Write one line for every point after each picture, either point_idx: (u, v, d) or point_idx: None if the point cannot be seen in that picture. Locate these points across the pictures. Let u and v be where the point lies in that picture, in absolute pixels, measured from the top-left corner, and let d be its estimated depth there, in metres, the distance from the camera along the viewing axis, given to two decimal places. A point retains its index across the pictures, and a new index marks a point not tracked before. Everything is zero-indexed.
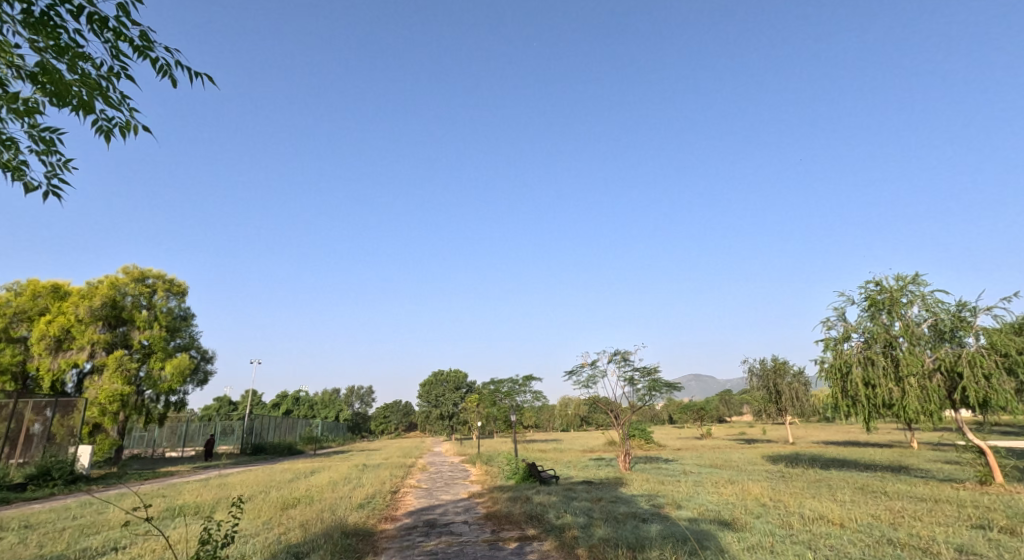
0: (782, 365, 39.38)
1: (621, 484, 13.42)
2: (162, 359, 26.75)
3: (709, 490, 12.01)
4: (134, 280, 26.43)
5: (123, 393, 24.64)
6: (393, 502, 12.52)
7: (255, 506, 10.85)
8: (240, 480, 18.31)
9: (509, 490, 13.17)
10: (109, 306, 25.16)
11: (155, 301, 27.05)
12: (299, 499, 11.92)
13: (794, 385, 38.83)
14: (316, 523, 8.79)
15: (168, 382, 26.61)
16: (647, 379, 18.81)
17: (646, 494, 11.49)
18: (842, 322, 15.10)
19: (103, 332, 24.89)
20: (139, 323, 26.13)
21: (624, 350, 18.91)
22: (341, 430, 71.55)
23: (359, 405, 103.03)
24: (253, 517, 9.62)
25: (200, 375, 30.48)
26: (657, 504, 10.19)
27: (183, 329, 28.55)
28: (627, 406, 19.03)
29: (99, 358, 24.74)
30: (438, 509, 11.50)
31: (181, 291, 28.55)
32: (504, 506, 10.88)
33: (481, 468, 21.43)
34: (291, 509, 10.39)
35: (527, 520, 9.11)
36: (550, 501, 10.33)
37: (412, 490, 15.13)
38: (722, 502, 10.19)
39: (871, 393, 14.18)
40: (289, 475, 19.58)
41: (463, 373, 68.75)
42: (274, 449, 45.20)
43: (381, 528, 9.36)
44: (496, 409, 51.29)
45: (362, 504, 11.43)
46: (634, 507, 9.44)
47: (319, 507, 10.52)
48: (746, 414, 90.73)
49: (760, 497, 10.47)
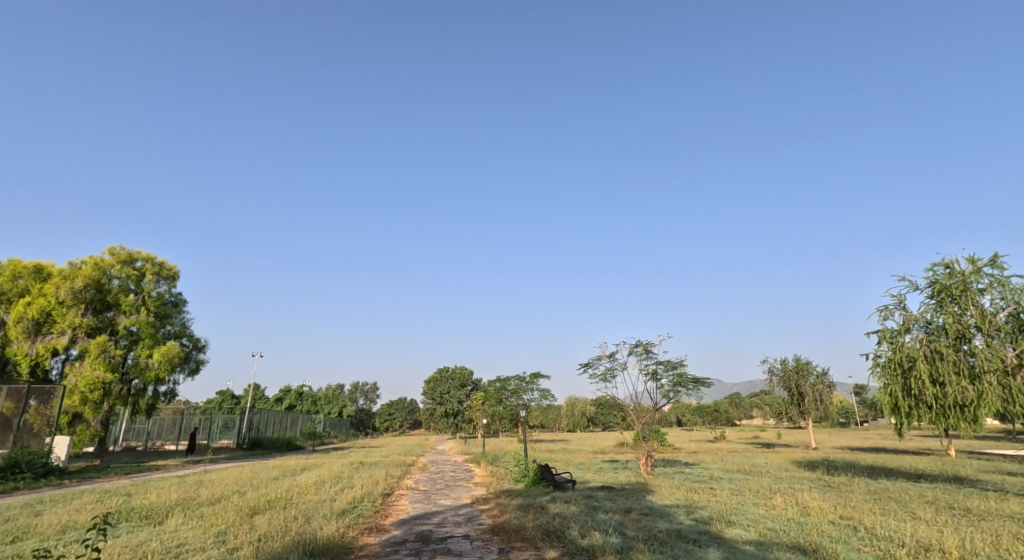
0: (805, 366, 37.21)
1: (649, 492, 11.61)
2: (150, 346, 25.24)
3: (756, 502, 10.14)
4: (121, 262, 24.95)
5: (105, 380, 23.09)
6: (383, 508, 10.72)
7: (217, 513, 9.07)
8: (222, 477, 16.59)
9: (520, 496, 11.40)
10: (93, 288, 23.69)
11: (145, 285, 25.58)
12: (273, 503, 10.12)
13: (818, 388, 36.70)
14: (278, 539, 7.00)
15: (155, 371, 25.08)
16: (673, 374, 16.94)
17: (683, 505, 9.66)
18: (902, 311, 13.16)
19: (86, 316, 23.40)
20: (126, 308, 24.61)
21: (647, 341, 17.07)
22: (343, 426, 70.10)
23: (363, 401, 101.87)
24: (207, 526, 7.83)
25: (193, 365, 28.92)
26: (701, 518, 8.39)
27: (174, 316, 27.04)
28: (650, 405, 17.19)
29: (80, 344, 23.21)
30: (435, 518, 9.67)
31: (173, 275, 27.06)
32: (513, 516, 9.09)
33: (487, 468, 19.69)
34: (256, 517, 8.57)
35: (543, 536, 7.31)
36: (569, 512, 8.56)
37: (408, 493, 13.35)
38: (780, 518, 8.37)
39: (940, 392, 12.25)
40: (277, 472, 17.95)
41: (468, 370, 67.11)
42: (273, 445, 43.58)
43: (361, 542, 7.56)
44: (501, 408, 49.67)
45: (344, 510, 9.68)
46: (676, 524, 7.61)
47: (290, 514, 8.76)
48: (756, 418, 88.30)
49: (827, 513, 8.61)
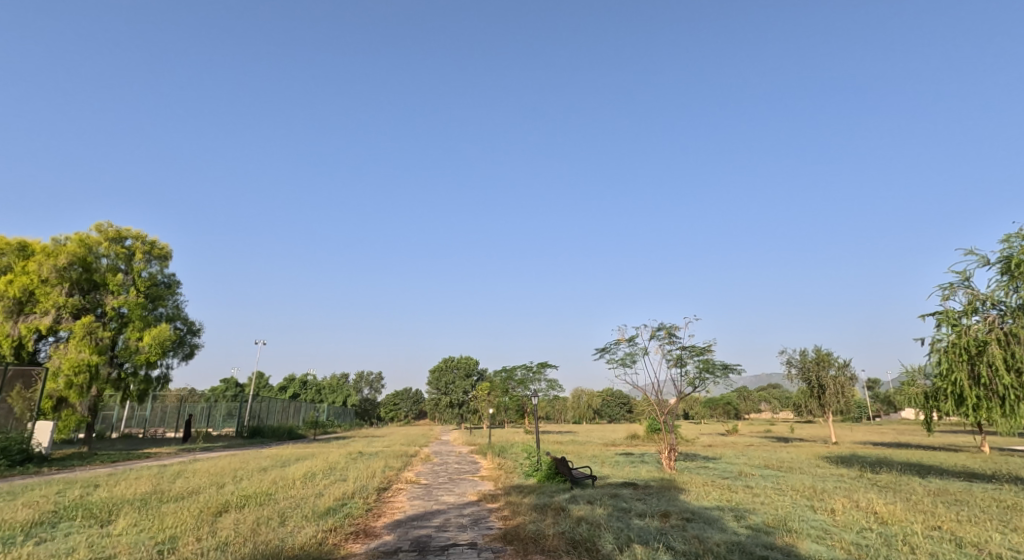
0: (826, 357, 35.53)
1: (682, 491, 10.16)
2: (140, 329, 24.07)
3: (812, 506, 8.62)
4: (109, 240, 23.67)
5: (91, 362, 21.87)
6: (377, 506, 9.32)
7: (179, 511, 7.67)
8: (209, 467, 15.30)
9: (533, 495, 9.94)
10: (79, 267, 22.42)
11: (135, 265, 24.35)
12: (250, 500, 8.73)
13: (839, 380, 34.99)
14: (237, 549, 5.52)
15: (146, 354, 23.93)
16: (699, 360, 15.44)
17: (727, 508, 8.18)
18: (968, 290, 11.58)
19: (71, 296, 22.17)
20: (114, 288, 23.37)
21: (670, 324, 15.60)
22: (347, 416, 69.30)
23: (369, 391, 101.10)
24: (156, 530, 6.37)
25: (187, 349, 27.75)
26: (758, 526, 6.91)
27: (166, 298, 25.84)
28: (674, 393, 15.82)
29: (65, 325, 21.99)
30: (435, 521, 8.20)
31: (165, 254, 25.80)
32: (527, 519, 7.61)
33: (493, 461, 18.32)
34: (222, 517, 7.16)
35: (568, 549, 5.84)
36: (597, 517, 7.06)
37: (407, 488, 11.97)
38: (855, 528, 6.86)
39: (1017, 381, 10.67)
40: (268, 462, 16.66)
41: (473, 359, 65.53)
42: (272, 434, 42.38)
43: (343, 551, 6.09)
44: (507, 399, 48.05)
45: (330, 509, 8.29)
46: (733, 535, 6.12)
47: (263, 514, 7.38)
48: (766, 411, 86.47)
49: (909, 522, 7.10)
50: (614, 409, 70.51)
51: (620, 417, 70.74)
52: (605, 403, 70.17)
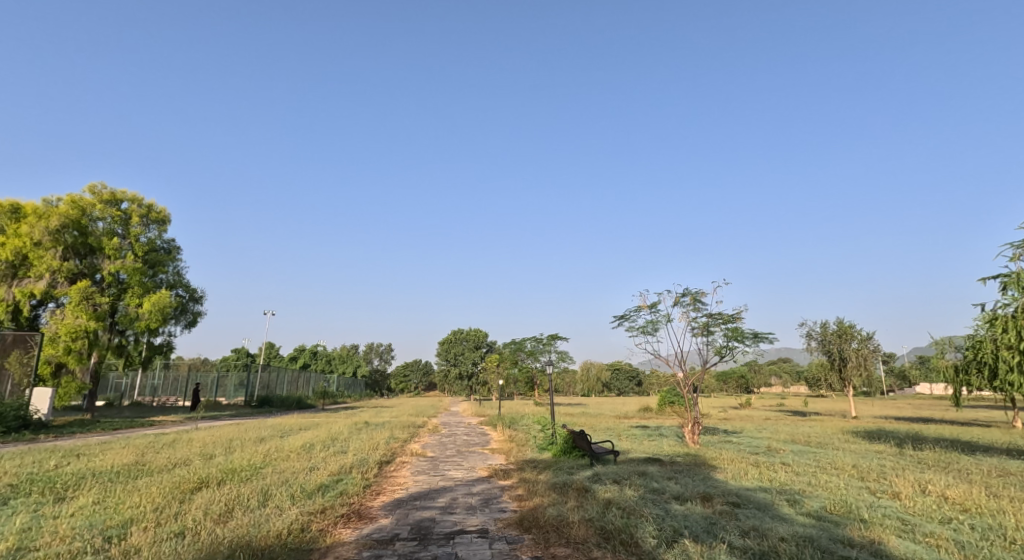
0: (849, 329, 34.05)
1: (715, 469, 9.12)
2: (140, 295, 23.34)
3: (869, 488, 7.53)
4: (104, 202, 22.74)
5: (88, 328, 21.13)
6: (377, 483, 8.36)
7: (149, 485, 6.73)
8: (206, 437, 14.53)
9: (550, 472, 8.94)
10: (74, 230, 21.55)
11: (132, 229, 23.47)
12: (236, 474, 7.81)
13: (862, 353, 33.46)
14: (199, 539, 4.53)
15: (146, 321, 23.20)
16: (727, 329, 14.27)
17: (776, 490, 7.11)
18: None
19: (67, 260, 21.37)
20: (110, 253, 22.51)
21: (695, 290, 14.39)
22: (357, 386, 69.37)
23: (379, 362, 101.53)
24: (112, 512, 5.40)
25: (190, 317, 27.06)
26: (820, 514, 5.83)
27: (166, 264, 25.03)
28: (699, 363, 14.79)
29: (61, 289, 21.23)
30: (441, 501, 7.22)
31: (163, 219, 24.89)
32: (546, 501, 6.60)
33: (504, 433, 17.48)
34: (196, 495, 6.20)
35: (600, 542, 4.81)
36: (629, 502, 6.03)
37: (412, 462, 11.06)
38: (938, 517, 5.74)
39: None
40: (270, 432, 15.92)
41: (482, 332, 64.95)
42: (280, 403, 42.13)
43: (329, 540, 5.09)
44: (516, 371, 47.92)
45: (322, 485, 7.35)
46: (798, 526, 5.04)
47: (243, 492, 6.41)
48: (777, 384, 85.38)
49: (1002, 511, 5.96)
50: (623, 381, 70.31)
51: (628, 389, 70.62)
52: (614, 376, 69.60)
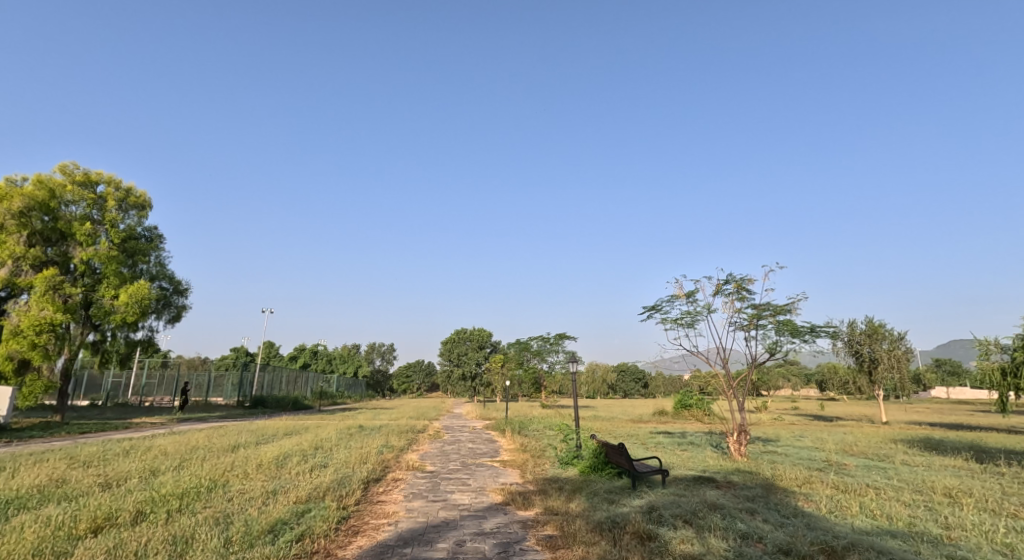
0: (880, 329, 31.78)
1: (797, 496, 7.02)
2: (117, 286, 21.41)
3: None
4: (75, 184, 20.85)
5: (55, 321, 19.08)
6: (357, 515, 6.28)
7: (20, 527, 4.66)
8: (168, 443, 12.41)
9: (583, 499, 6.88)
10: (41, 214, 19.66)
11: (108, 214, 21.59)
12: (165, 502, 5.78)
13: (893, 354, 31.21)
14: None
15: (121, 314, 21.22)
16: (779, 323, 12.16)
17: (916, 541, 5.03)
18: None
19: (33, 247, 19.47)
20: (82, 239, 20.62)
21: (740, 276, 12.32)
22: (358, 387, 67.47)
23: (381, 362, 99.55)
24: None
25: (173, 311, 25.20)
26: None
27: (147, 253, 23.19)
28: (746, 361, 12.84)
29: (26, 279, 19.28)
30: (441, 547, 5.16)
31: (143, 204, 23.06)
32: (595, 554, 4.52)
33: (514, 440, 15.44)
34: (71, 551, 4.13)
35: None
36: None
37: (407, 479, 8.99)
38: None
39: None
40: (247, 438, 13.88)
41: (486, 332, 62.73)
42: (275, 404, 40.13)
43: None
44: (522, 371, 45.82)
45: (279, 522, 5.29)
46: None
47: (147, 543, 4.34)
48: (789, 388, 82.72)
49: None
50: (630, 384, 68.40)
51: (635, 391, 68.76)
52: (620, 378, 67.72)
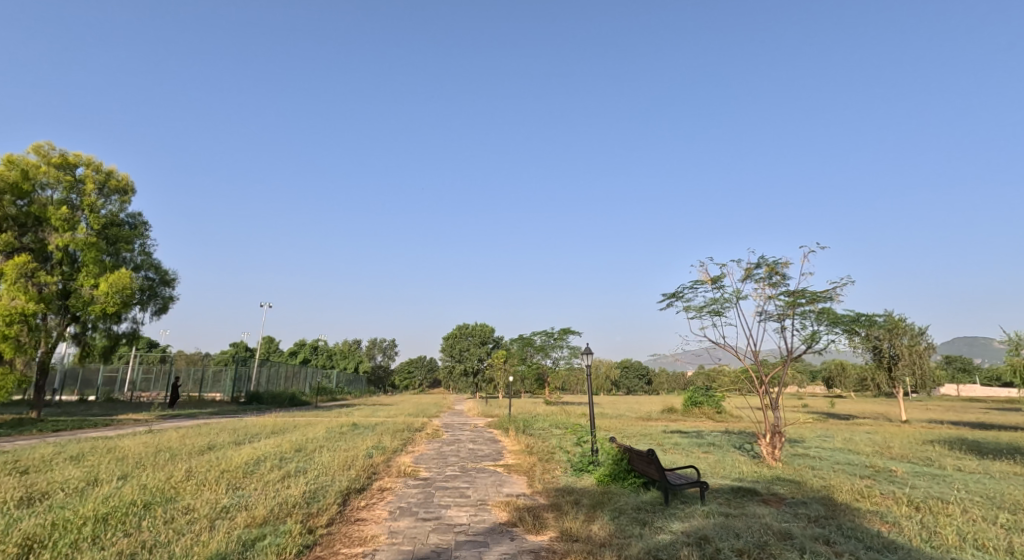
0: (900, 323, 30.38)
1: (869, 518, 5.71)
2: (96, 275, 20.11)
3: None
4: (51, 165, 19.60)
5: (27, 311, 17.82)
6: (323, 542, 4.96)
7: None
8: (133, 444, 11.09)
9: (609, 520, 5.57)
10: (12, 196, 18.40)
11: (87, 198, 20.31)
12: (74, 530, 4.45)
13: (913, 350, 29.83)
14: None
15: (102, 305, 19.93)
16: (821, 313, 10.81)
17: None
18: None
19: (4, 232, 18.23)
20: (58, 224, 19.34)
21: (777, 259, 10.95)
22: (358, 382, 66.33)
23: (382, 358, 98.34)
24: None
25: (160, 302, 23.97)
26: None
27: (131, 241, 21.93)
28: (780, 355, 11.54)
29: None
30: None
31: (125, 188, 21.77)
32: None
33: (519, 440, 14.16)
34: None
35: None
36: None
37: (395, 490, 7.66)
38: None
39: None
40: (225, 438, 12.57)
41: (488, 327, 60.75)
42: (272, 400, 39.06)
43: None
44: (524, 366, 44.75)
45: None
46: None
47: None
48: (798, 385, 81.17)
49: None
50: (634, 380, 67.33)
51: (638, 388, 67.62)
52: (623, 375, 66.67)
